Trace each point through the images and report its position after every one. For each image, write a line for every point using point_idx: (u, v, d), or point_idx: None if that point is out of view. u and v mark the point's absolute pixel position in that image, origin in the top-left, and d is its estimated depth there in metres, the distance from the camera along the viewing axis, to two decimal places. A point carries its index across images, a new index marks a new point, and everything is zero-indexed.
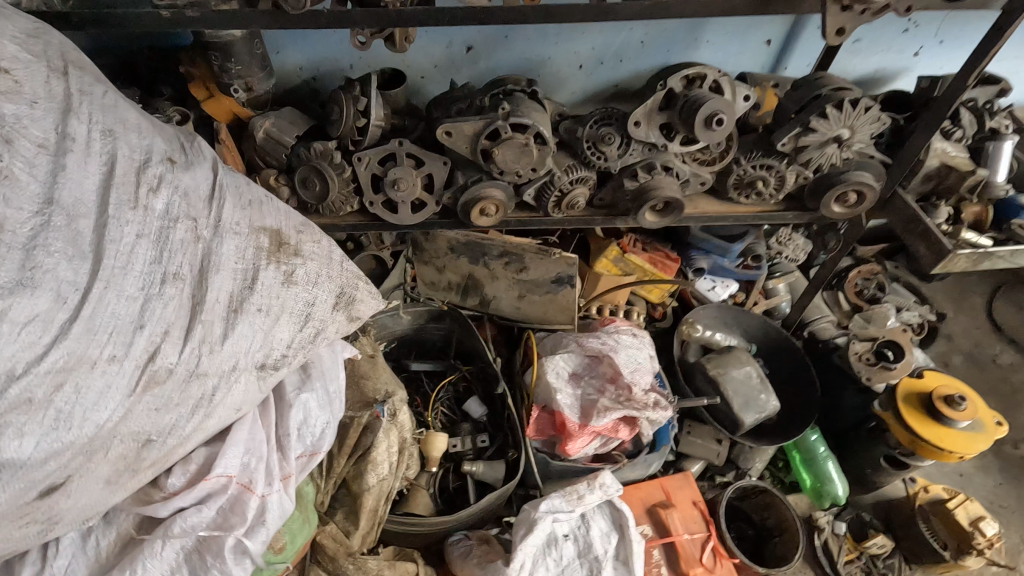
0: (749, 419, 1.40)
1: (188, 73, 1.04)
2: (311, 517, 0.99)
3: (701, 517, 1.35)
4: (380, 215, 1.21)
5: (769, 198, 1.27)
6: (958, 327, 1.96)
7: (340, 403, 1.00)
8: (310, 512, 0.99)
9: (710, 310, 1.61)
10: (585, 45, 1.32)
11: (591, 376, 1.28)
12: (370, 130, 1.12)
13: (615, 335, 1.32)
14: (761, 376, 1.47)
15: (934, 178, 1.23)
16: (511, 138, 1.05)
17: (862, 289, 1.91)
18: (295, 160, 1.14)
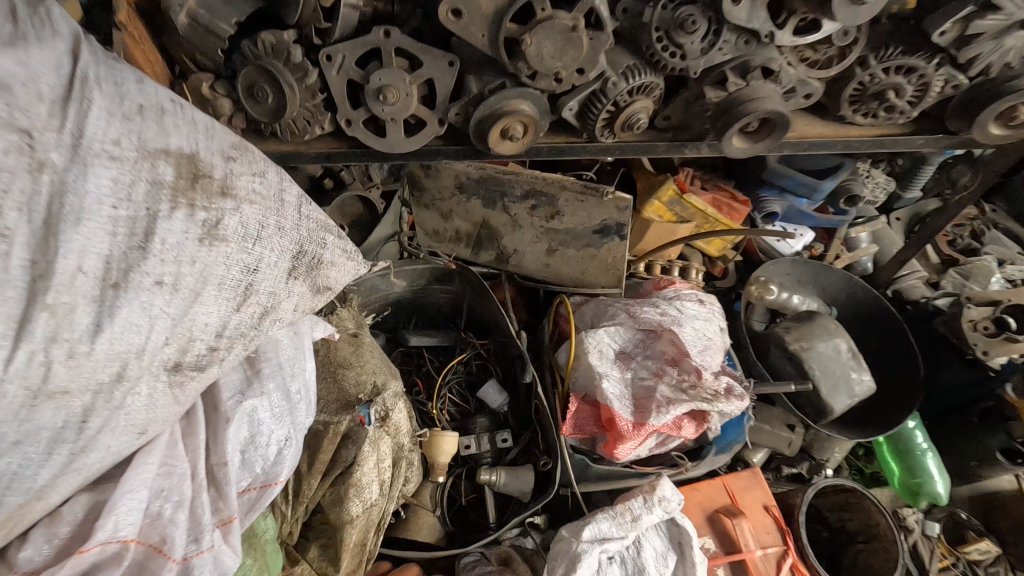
0: (840, 405, 1.10)
1: None
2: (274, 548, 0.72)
3: (776, 526, 1.08)
4: (364, 140, 0.87)
5: (899, 117, 0.92)
6: None
7: (304, 411, 0.71)
8: (269, 542, 0.71)
9: (783, 266, 1.29)
10: None
11: (646, 355, 0.98)
12: (340, 12, 0.77)
13: (677, 302, 1.01)
14: (853, 350, 1.15)
15: None
16: (546, 19, 0.73)
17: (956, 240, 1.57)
18: (237, 61, 0.80)
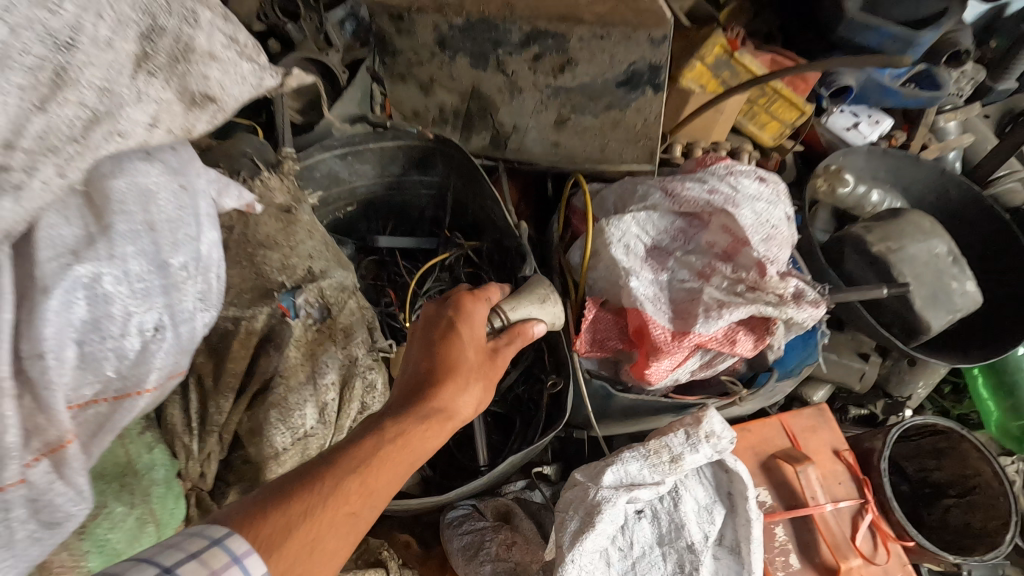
0: (937, 321, 0.85)
1: None
2: (163, 492, 0.52)
3: (848, 473, 0.85)
4: None
5: None
6: None
7: (195, 284, 0.49)
8: (154, 485, 0.51)
9: (857, 157, 1.01)
10: None
11: (685, 251, 0.74)
12: None
13: (730, 179, 0.73)
14: (953, 251, 0.89)
15: None
16: None
17: None
18: None
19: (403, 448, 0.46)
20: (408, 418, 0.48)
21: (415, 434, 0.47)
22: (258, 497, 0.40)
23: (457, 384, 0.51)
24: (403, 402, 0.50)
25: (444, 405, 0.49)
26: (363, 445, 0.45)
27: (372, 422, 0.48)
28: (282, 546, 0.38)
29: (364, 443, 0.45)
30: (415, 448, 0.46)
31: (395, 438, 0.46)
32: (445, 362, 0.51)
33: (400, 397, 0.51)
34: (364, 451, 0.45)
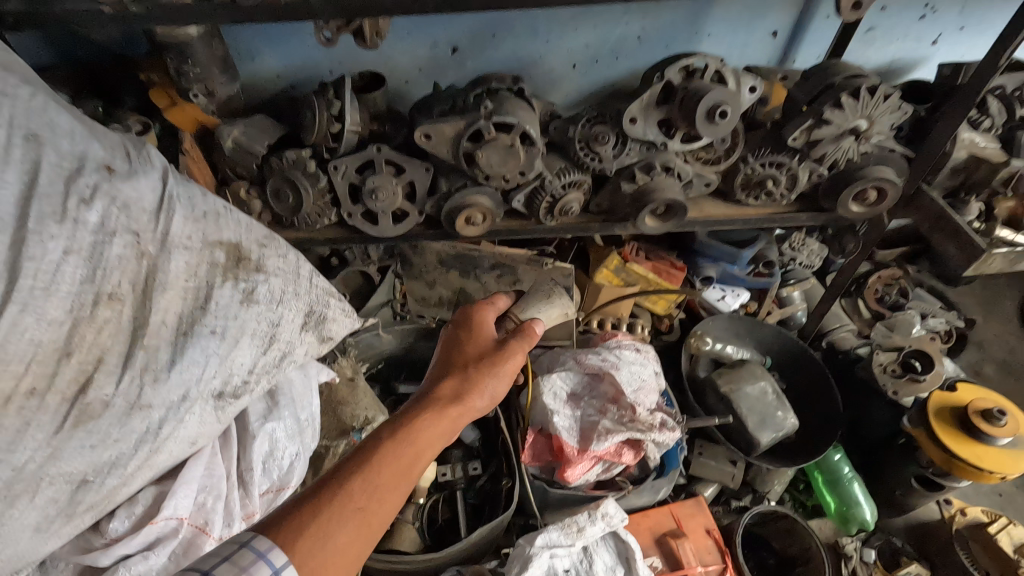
0: (766, 438, 1.28)
1: (149, 81, 0.98)
2: None
3: (716, 545, 1.23)
4: (360, 228, 1.13)
5: (779, 199, 1.17)
6: (990, 333, 1.83)
7: (312, 429, 0.92)
8: None
9: (720, 322, 1.51)
10: (578, 38, 1.23)
11: (591, 396, 1.18)
12: (345, 136, 1.05)
13: (615, 352, 1.21)
14: (778, 391, 1.35)
15: (959, 174, 1.13)
16: (493, 140, 0.97)
17: (882, 296, 1.78)
18: (267, 172, 1.06)
19: (402, 449, 0.70)
20: (406, 429, 0.72)
21: (410, 441, 0.71)
22: (297, 498, 0.62)
23: (455, 390, 0.80)
24: (400, 418, 0.74)
25: (435, 415, 0.75)
26: (366, 458, 0.68)
27: (376, 434, 0.71)
28: (307, 539, 0.57)
29: (367, 453, 0.68)
30: (412, 449, 0.70)
31: (390, 447, 0.69)
32: (453, 363, 0.85)
33: (398, 415, 0.75)
34: (369, 458, 0.68)
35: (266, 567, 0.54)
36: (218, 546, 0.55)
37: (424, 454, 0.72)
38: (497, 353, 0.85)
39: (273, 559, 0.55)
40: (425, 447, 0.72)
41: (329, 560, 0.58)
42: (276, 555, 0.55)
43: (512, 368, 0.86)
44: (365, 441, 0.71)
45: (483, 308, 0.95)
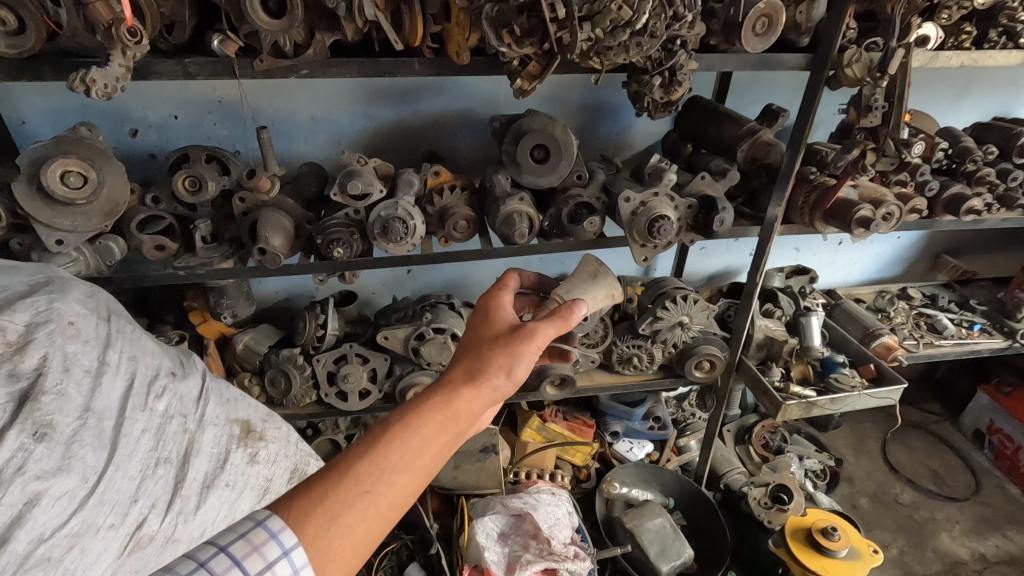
0: (665, 566, 1.55)
1: (190, 306, 1.38)
2: None
3: None
4: (333, 404, 1.48)
5: (646, 369, 1.61)
6: (860, 470, 2.20)
7: None
8: None
9: (628, 469, 1.83)
10: (497, 262, 1.77)
11: (516, 534, 1.46)
12: (326, 337, 1.47)
13: (533, 496, 1.52)
14: (674, 525, 1.64)
15: (765, 347, 1.61)
16: (433, 338, 1.40)
17: (767, 442, 2.15)
18: (266, 364, 1.44)
19: (418, 434, 0.74)
20: (424, 409, 0.77)
21: (425, 426, 0.75)
22: (315, 477, 0.68)
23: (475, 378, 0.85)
24: (419, 399, 0.79)
25: (450, 398, 0.80)
26: (382, 437, 0.72)
27: (396, 413, 0.77)
28: (314, 525, 0.63)
29: (383, 433, 0.73)
30: (427, 435, 0.75)
31: (404, 429, 0.73)
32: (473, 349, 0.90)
33: (416, 397, 0.81)
34: (385, 437, 0.72)
35: (276, 546, 0.60)
36: (235, 524, 0.62)
37: (440, 441, 0.76)
38: (515, 334, 0.90)
39: (283, 540, 0.61)
40: (442, 435, 0.77)
41: (336, 537, 0.64)
42: (288, 536, 0.62)
43: (533, 353, 0.90)
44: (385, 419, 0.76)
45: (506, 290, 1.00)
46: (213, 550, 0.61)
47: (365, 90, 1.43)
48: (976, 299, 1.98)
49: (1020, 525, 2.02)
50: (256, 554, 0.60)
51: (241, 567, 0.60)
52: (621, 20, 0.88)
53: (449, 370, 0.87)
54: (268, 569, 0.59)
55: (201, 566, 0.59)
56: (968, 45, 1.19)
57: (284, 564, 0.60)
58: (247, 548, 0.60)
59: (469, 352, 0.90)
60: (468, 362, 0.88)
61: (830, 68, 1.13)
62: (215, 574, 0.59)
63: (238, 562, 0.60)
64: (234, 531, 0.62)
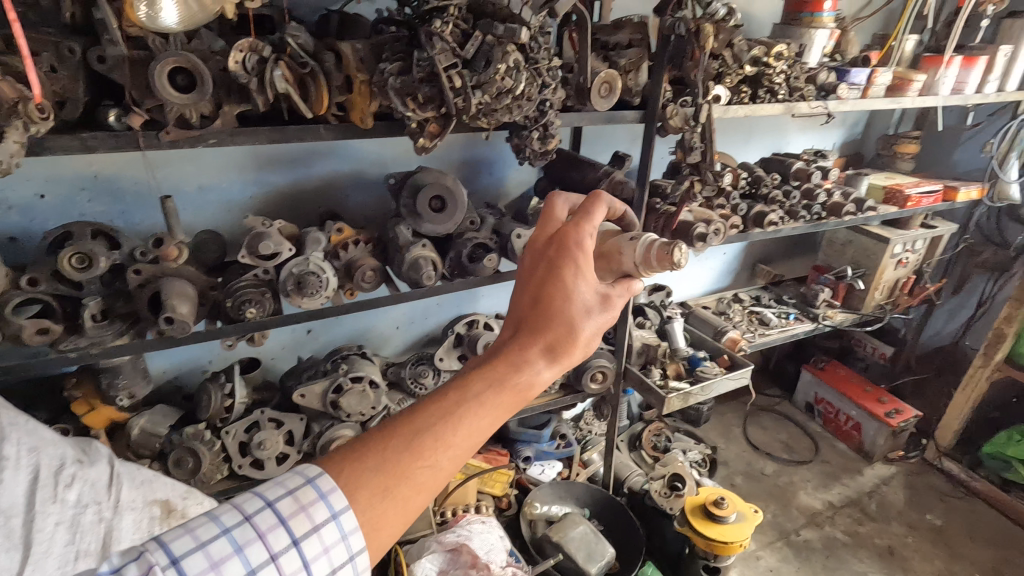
0: (592, 568, 1.68)
1: (72, 395, 1.27)
2: None
3: None
4: (249, 474, 1.43)
5: (550, 388, 1.77)
6: (732, 453, 2.56)
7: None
8: None
9: (544, 489, 1.98)
10: (397, 312, 1.87)
11: (454, 567, 1.48)
12: (235, 407, 1.42)
13: (466, 529, 1.59)
14: (595, 530, 1.79)
15: (643, 353, 1.87)
16: (351, 387, 1.43)
17: (655, 443, 2.42)
18: (168, 446, 1.35)
19: (492, 418, 0.74)
20: (504, 392, 0.74)
21: (494, 407, 0.74)
22: (376, 439, 0.70)
23: (562, 362, 0.78)
24: (498, 373, 0.75)
25: (530, 384, 0.76)
26: (453, 415, 0.71)
27: (470, 382, 0.75)
28: (372, 495, 0.67)
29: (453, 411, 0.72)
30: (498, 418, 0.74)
31: (473, 412, 0.72)
32: (571, 320, 0.79)
33: (492, 358, 0.77)
34: (456, 412, 0.72)
35: (324, 509, 0.65)
36: (283, 481, 0.67)
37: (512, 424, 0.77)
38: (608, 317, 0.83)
39: (330, 502, 0.66)
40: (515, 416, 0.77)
41: (386, 511, 0.67)
42: (335, 499, 0.66)
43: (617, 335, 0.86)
44: (456, 387, 0.75)
45: (590, 232, 0.86)
46: (261, 505, 0.66)
47: (254, 158, 1.47)
48: (788, 295, 2.47)
49: (851, 472, 2.49)
50: (303, 515, 0.65)
51: (286, 529, 0.64)
52: (504, 88, 1.07)
53: (532, 332, 0.79)
54: (315, 532, 0.64)
55: (247, 521, 0.64)
56: (746, 100, 1.59)
57: (330, 528, 0.65)
58: (295, 508, 0.65)
59: (562, 321, 0.79)
60: (562, 330, 0.79)
61: (658, 121, 1.44)
62: (262, 531, 0.64)
63: (284, 521, 0.65)
64: (282, 488, 0.67)
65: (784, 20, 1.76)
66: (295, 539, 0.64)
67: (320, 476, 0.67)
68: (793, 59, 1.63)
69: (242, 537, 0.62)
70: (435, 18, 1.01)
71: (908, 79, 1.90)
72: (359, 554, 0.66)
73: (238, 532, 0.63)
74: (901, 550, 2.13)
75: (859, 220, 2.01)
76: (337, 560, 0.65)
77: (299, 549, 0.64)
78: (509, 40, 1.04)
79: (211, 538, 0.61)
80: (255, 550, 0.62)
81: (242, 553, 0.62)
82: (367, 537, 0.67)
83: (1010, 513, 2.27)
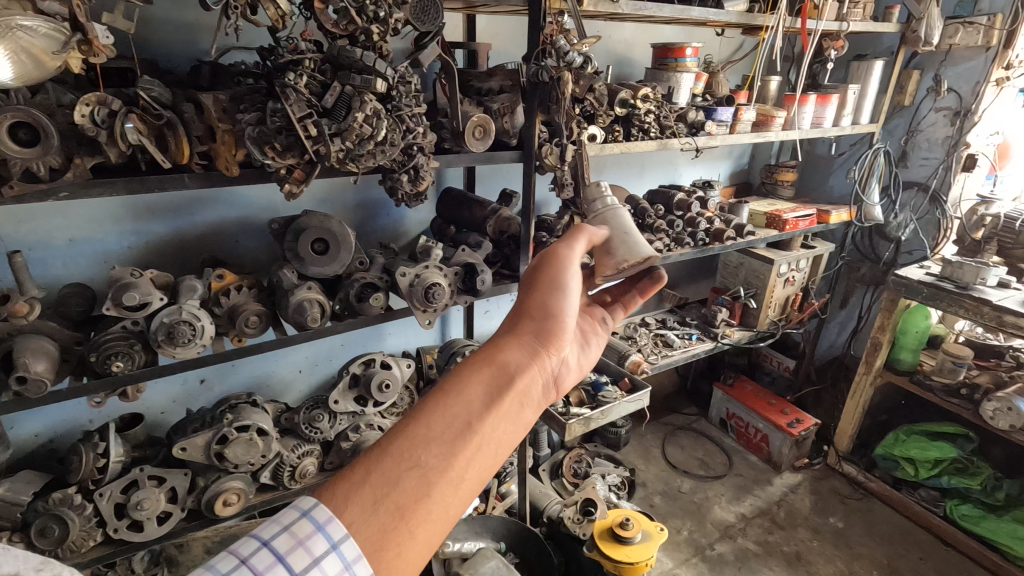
0: None
1: None
2: None
3: None
4: (126, 538, 1.35)
5: None
6: (650, 474, 2.63)
7: None
8: None
9: (459, 526, 1.95)
10: (298, 356, 1.84)
11: None
12: (110, 467, 1.35)
13: None
14: (506, 563, 1.78)
15: None
16: (237, 437, 1.39)
17: (575, 470, 2.46)
18: (30, 516, 1.26)
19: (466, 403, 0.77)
20: (468, 374, 0.80)
21: (467, 392, 0.78)
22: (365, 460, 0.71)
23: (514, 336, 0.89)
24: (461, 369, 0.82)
25: (492, 361, 0.84)
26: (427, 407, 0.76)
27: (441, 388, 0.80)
28: (361, 503, 0.65)
29: (428, 406, 0.74)
30: (475, 400, 0.76)
31: (447, 398, 0.75)
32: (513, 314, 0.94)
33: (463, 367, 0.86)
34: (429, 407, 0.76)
35: (322, 540, 0.63)
36: (277, 518, 0.65)
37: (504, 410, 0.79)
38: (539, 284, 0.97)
39: (329, 533, 0.64)
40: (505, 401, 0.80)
41: (382, 515, 0.65)
42: (333, 529, 0.64)
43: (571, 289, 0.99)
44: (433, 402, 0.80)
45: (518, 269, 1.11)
46: (256, 545, 0.63)
47: (132, 208, 1.44)
48: (691, 317, 2.60)
49: (762, 483, 2.60)
50: (302, 549, 0.63)
51: (285, 564, 0.63)
52: (365, 135, 1.11)
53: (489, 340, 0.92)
54: (316, 564, 0.62)
55: (243, 564, 0.62)
56: (621, 138, 1.71)
57: (332, 559, 0.62)
58: (291, 543, 0.63)
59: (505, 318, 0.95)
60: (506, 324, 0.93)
61: (535, 159, 1.52)
62: (258, 571, 0.62)
63: (282, 558, 0.63)
64: (277, 525, 0.65)
65: (653, 65, 1.91)
66: (296, 574, 0.63)
67: (318, 506, 0.65)
68: (660, 100, 1.77)
69: None
70: (289, 70, 1.04)
71: (771, 116, 2.09)
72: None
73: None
74: (806, 555, 2.23)
75: (740, 244, 2.17)
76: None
77: None
78: (366, 90, 1.09)
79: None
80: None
81: None
82: (370, 564, 0.63)
83: (903, 509, 2.43)
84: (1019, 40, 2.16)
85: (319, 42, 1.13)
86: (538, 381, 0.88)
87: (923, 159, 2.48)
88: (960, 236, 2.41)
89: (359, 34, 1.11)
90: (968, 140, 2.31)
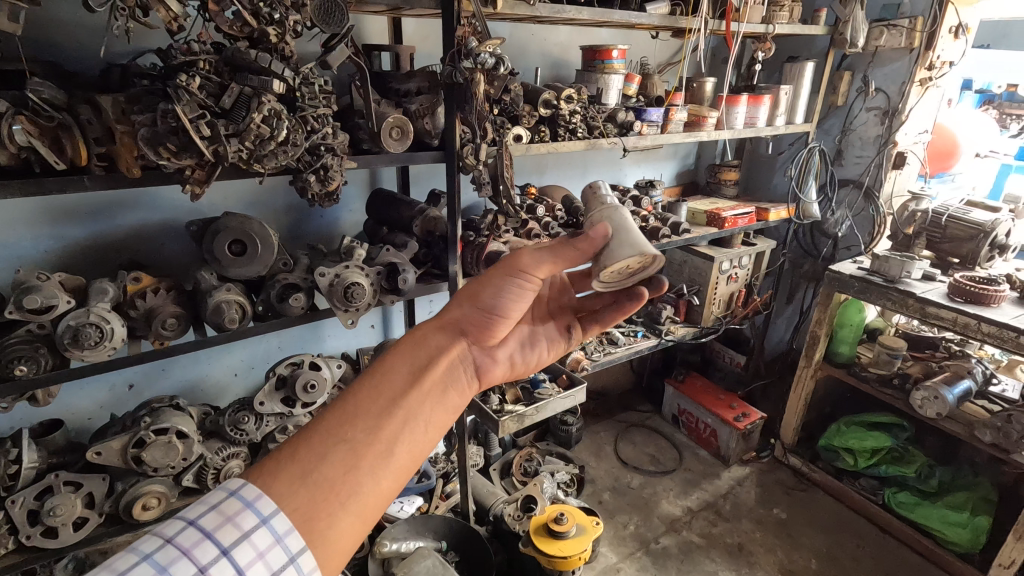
0: None
1: None
2: None
3: None
4: (40, 545, 1.33)
5: None
6: (601, 471, 2.66)
7: None
8: None
9: (401, 526, 1.96)
10: (232, 359, 1.83)
11: None
12: (21, 474, 1.33)
13: None
14: (443, 561, 1.78)
15: None
16: (155, 440, 1.38)
17: (525, 469, 2.47)
18: None
19: (389, 388, 0.83)
20: (392, 364, 0.87)
21: (390, 379, 0.84)
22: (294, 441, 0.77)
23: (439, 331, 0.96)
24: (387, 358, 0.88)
25: (415, 352, 0.91)
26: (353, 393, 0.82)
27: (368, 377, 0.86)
28: (287, 479, 0.71)
29: (354, 391, 0.81)
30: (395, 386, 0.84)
31: (370, 385, 0.82)
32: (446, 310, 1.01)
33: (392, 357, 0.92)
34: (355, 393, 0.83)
35: (251, 515, 0.69)
36: (202, 501, 0.71)
37: (423, 391, 0.86)
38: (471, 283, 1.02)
39: (258, 509, 0.70)
40: (423, 379, 0.87)
41: (311, 488, 0.71)
42: (262, 505, 0.70)
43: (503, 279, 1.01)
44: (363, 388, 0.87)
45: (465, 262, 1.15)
46: (181, 526, 0.68)
47: (45, 211, 1.43)
48: (637, 314, 2.64)
49: (710, 476, 2.64)
50: (231, 525, 0.69)
51: (214, 540, 0.68)
52: (264, 135, 1.13)
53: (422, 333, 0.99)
54: (247, 538, 0.68)
55: (169, 543, 0.66)
56: (547, 139, 1.74)
57: (263, 531, 0.69)
58: (219, 520, 0.69)
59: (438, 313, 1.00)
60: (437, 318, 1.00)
61: (456, 159, 1.54)
62: (186, 548, 0.67)
63: (210, 534, 0.68)
64: (204, 506, 0.71)
65: (583, 67, 1.94)
66: (224, 549, 0.68)
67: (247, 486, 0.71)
68: (585, 102, 1.81)
69: (170, 554, 0.65)
70: (182, 72, 1.06)
71: (702, 116, 2.14)
72: (300, 554, 0.70)
73: (160, 554, 0.65)
74: (748, 546, 2.27)
75: (678, 241, 2.21)
76: (276, 562, 0.69)
77: (231, 556, 0.68)
78: (264, 91, 1.11)
79: (131, 566, 0.63)
80: (182, 566, 0.65)
81: (167, 571, 0.64)
82: (301, 536, 0.70)
83: (844, 499, 2.49)
84: (940, 41, 2.23)
85: (219, 44, 1.15)
86: (458, 370, 0.94)
87: (857, 157, 2.55)
88: (893, 232, 2.49)
89: (257, 36, 1.12)
90: (896, 138, 2.39)
